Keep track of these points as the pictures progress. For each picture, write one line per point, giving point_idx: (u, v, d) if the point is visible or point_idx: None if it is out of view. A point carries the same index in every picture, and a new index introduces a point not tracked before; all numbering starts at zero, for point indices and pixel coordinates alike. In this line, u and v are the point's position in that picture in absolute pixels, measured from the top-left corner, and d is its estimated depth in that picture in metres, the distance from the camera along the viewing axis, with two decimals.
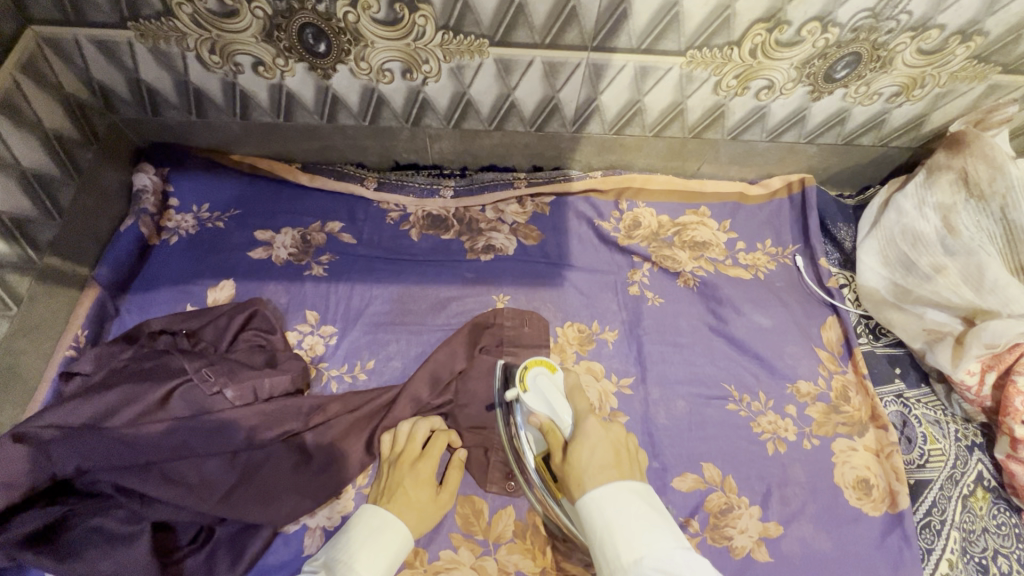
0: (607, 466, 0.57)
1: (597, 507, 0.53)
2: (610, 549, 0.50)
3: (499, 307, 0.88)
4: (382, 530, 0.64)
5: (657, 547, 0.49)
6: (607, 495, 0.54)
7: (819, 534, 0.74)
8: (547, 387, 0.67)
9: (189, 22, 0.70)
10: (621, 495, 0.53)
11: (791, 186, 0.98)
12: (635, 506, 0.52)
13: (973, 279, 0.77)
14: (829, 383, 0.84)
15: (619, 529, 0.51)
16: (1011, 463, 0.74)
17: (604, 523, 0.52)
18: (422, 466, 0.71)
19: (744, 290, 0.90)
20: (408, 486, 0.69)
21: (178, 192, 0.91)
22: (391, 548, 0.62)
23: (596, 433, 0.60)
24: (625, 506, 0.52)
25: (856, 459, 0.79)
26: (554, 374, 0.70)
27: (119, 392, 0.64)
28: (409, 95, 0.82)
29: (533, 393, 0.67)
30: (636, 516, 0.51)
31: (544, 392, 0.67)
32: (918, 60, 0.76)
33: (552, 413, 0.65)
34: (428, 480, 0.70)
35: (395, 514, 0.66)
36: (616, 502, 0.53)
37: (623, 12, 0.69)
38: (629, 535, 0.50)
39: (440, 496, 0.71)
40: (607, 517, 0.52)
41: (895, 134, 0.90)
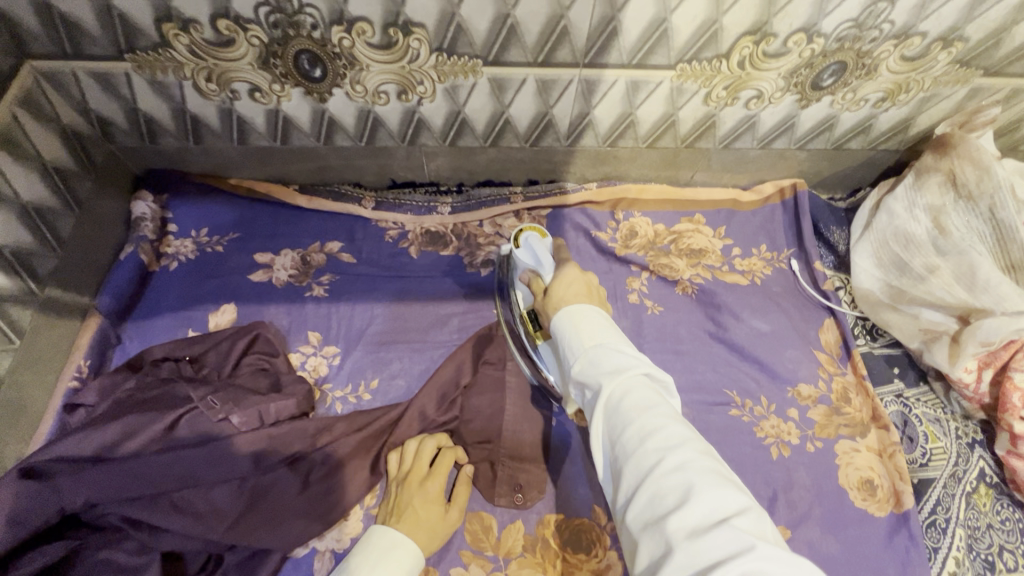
0: (578, 295, 0.62)
1: (567, 319, 0.57)
2: (576, 341, 0.54)
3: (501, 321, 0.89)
4: (398, 548, 0.64)
5: (614, 339, 0.53)
6: (576, 308, 0.58)
7: (826, 537, 0.75)
8: (535, 245, 0.76)
9: (185, 53, 0.70)
10: (587, 310, 0.57)
11: (783, 191, 1.00)
12: (598, 316, 0.57)
13: (965, 278, 0.78)
14: (829, 385, 0.85)
15: (582, 326, 0.55)
16: (1012, 459, 0.75)
17: (572, 324, 0.56)
18: (431, 483, 0.71)
19: (742, 296, 0.91)
20: (418, 505, 0.69)
21: (177, 217, 0.91)
22: (406, 564, 0.63)
23: (571, 274, 0.66)
24: (590, 316, 0.56)
25: (859, 460, 0.80)
26: (544, 239, 0.79)
27: (124, 423, 0.64)
28: (405, 115, 0.83)
29: (524, 248, 0.77)
30: (598, 320, 0.55)
31: (533, 248, 0.76)
32: (902, 66, 0.78)
33: (537, 266, 0.74)
34: (438, 496, 0.70)
35: (407, 534, 0.66)
36: (583, 314, 0.57)
37: (613, 29, 0.70)
38: (591, 330, 0.54)
39: (450, 512, 0.71)
40: (572, 322, 0.57)
41: (883, 137, 0.92)
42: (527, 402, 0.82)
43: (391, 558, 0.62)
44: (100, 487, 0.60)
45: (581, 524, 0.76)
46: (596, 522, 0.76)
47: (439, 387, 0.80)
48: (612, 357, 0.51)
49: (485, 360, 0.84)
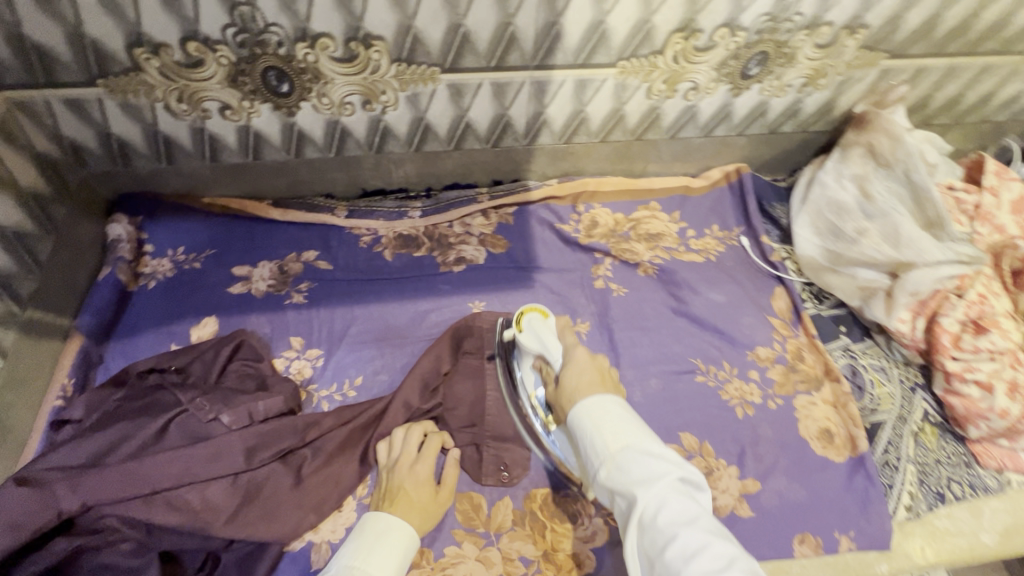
0: (592, 382, 0.64)
1: (586, 413, 0.60)
2: (599, 443, 0.57)
3: (477, 312, 0.94)
4: (394, 532, 0.66)
5: (638, 439, 0.56)
6: (592, 402, 0.60)
7: (793, 485, 0.81)
8: (539, 328, 0.75)
9: (157, 75, 0.74)
10: (606, 402, 0.60)
11: (729, 176, 1.08)
12: (618, 410, 0.59)
13: (891, 237, 0.85)
14: (784, 347, 0.91)
15: (604, 427, 0.58)
16: (950, 396, 0.83)
17: (592, 422, 0.58)
18: (421, 466, 0.75)
19: (698, 272, 0.97)
20: (410, 488, 0.72)
21: (153, 238, 0.93)
22: (401, 547, 0.65)
23: (582, 357, 0.67)
24: (610, 411, 0.59)
25: (816, 412, 0.86)
26: (546, 318, 0.78)
27: (117, 430, 0.66)
28: (371, 125, 0.88)
29: (528, 332, 0.76)
30: (619, 417, 0.58)
31: (537, 332, 0.75)
32: (816, 53, 0.87)
33: (544, 350, 0.73)
34: (427, 478, 0.74)
35: (402, 516, 0.68)
36: (602, 408, 0.59)
37: (556, 32, 0.77)
38: (617, 432, 0.57)
39: (440, 493, 0.75)
40: (591, 418, 0.59)
41: (811, 119, 1.01)
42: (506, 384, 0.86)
43: (386, 545, 0.64)
44: (94, 491, 0.62)
45: (566, 495, 0.80)
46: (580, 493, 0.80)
47: (421, 379, 0.83)
48: (645, 466, 0.54)
49: (463, 351, 0.88)
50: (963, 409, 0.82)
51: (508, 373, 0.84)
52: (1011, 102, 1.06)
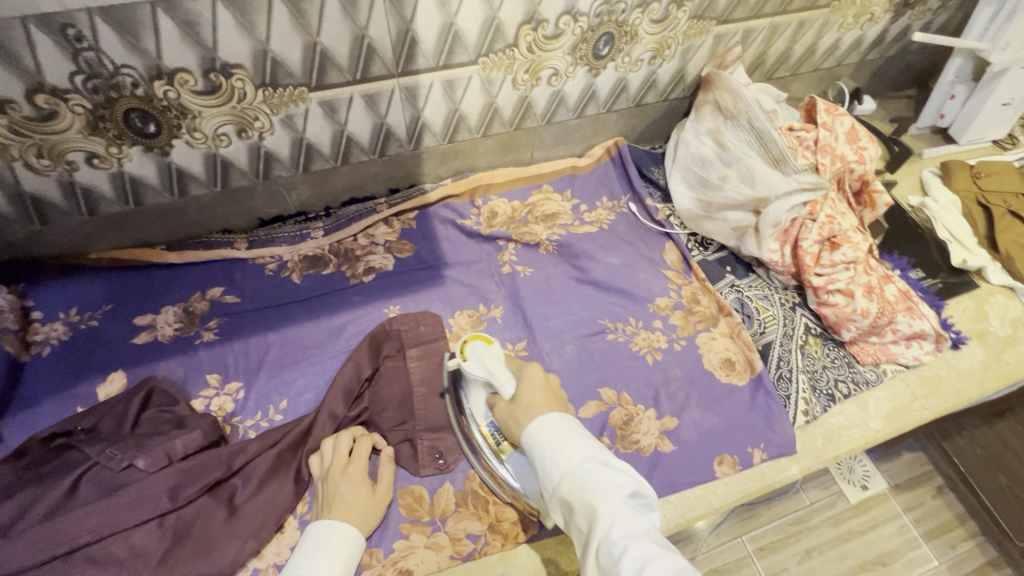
0: (547, 401, 0.67)
1: (544, 429, 0.62)
2: (557, 460, 0.59)
3: (392, 316, 0.96)
4: (337, 533, 0.68)
5: (595, 455, 0.59)
6: (550, 420, 0.63)
7: (706, 413, 0.88)
8: (485, 356, 0.75)
9: (9, 134, 0.73)
10: (563, 419, 0.63)
11: (609, 150, 1.17)
12: (575, 428, 0.62)
13: (748, 179, 0.95)
14: (680, 293, 1.00)
15: (562, 443, 0.60)
16: (822, 307, 0.94)
17: (551, 439, 0.61)
18: (353, 468, 0.76)
19: (594, 241, 1.05)
20: (345, 491, 0.73)
21: (41, 303, 0.90)
22: (347, 547, 0.67)
23: (535, 377, 0.70)
24: (567, 430, 0.62)
25: (717, 344, 0.95)
26: (491, 345, 0.77)
27: (20, 498, 0.63)
28: (252, 152, 0.89)
29: (473, 360, 0.76)
30: (577, 435, 0.61)
31: (483, 359, 0.75)
32: (655, 28, 0.97)
33: (492, 377, 0.72)
34: (361, 478, 0.75)
35: (344, 518, 0.70)
36: (560, 426, 0.62)
37: (411, 39, 0.81)
38: (573, 449, 0.60)
39: (377, 491, 0.77)
40: (550, 435, 0.61)
41: (669, 88, 1.11)
42: (431, 375, 0.89)
43: (332, 549, 0.66)
44: (1, 562, 0.59)
45: None
46: None
47: (343, 389, 0.84)
48: (600, 481, 0.56)
49: (383, 354, 0.91)
50: (834, 316, 0.93)
51: (458, 406, 0.84)
52: (833, 49, 1.20)
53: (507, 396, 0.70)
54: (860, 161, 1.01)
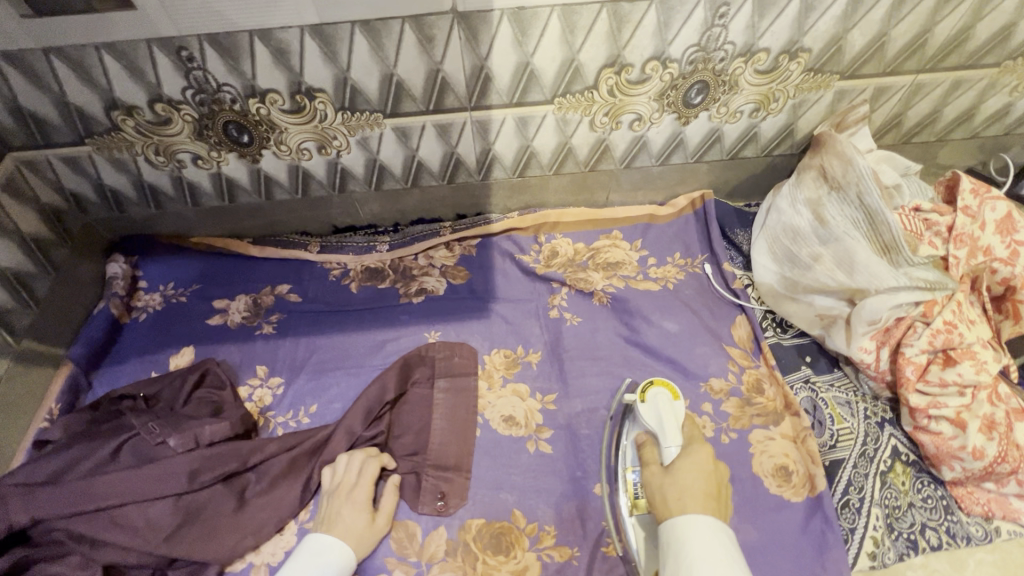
0: (708, 495, 0.61)
1: (697, 534, 0.57)
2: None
3: (430, 342, 0.96)
4: (332, 550, 0.70)
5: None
6: (701, 522, 0.58)
7: (743, 525, 0.76)
8: (664, 408, 0.74)
9: (134, 133, 0.84)
10: (716, 534, 0.56)
11: (694, 202, 1.07)
12: (729, 550, 0.55)
13: (845, 263, 0.81)
14: (740, 378, 0.88)
15: (711, 559, 0.54)
16: (919, 434, 0.77)
17: (700, 547, 0.55)
18: (359, 491, 0.77)
19: (654, 300, 0.96)
20: (346, 514, 0.74)
21: (147, 274, 1.03)
22: (337, 565, 0.69)
23: (702, 461, 0.66)
24: (720, 552, 0.55)
25: (774, 447, 0.81)
26: (676, 401, 0.76)
27: (74, 452, 0.73)
28: (330, 167, 0.95)
29: (651, 406, 0.76)
30: (728, 557, 0.54)
31: (658, 409, 0.75)
32: (759, 79, 0.86)
33: (660, 432, 0.73)
34: (365, 503, 0.76)
35: (340, 537, 0.72)
36: (713, 544, 0.55)
37: (486, 75, 0.81)
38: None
39: (376, 521, 0.76)
40: (700, 545, 0.55)
41: (772, 143, 0.99)
42: (453, 412, 0.88)
43: (322, 565, 0.68)
44: (45, 505, 0.68)
45: (500, 527, 0.79)
46: (515, 525, 0.79)
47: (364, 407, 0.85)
48: None
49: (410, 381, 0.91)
50: (934, 449, 0.75)
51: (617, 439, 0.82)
52: (1000, 115, 0.99)
53: (664, 458, 0.70)
54: (1009, 261, 0.82)
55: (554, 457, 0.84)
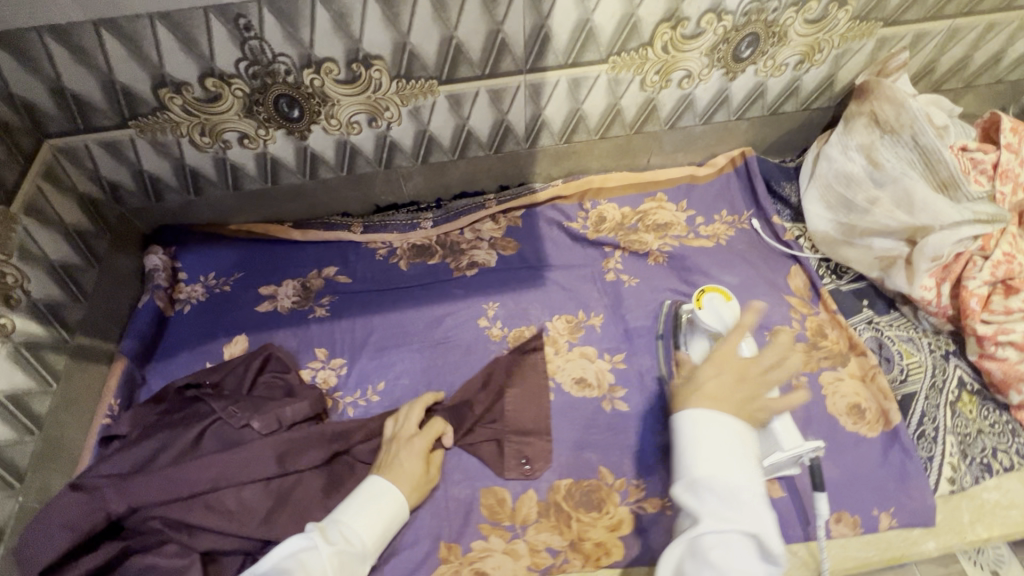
0: (773, 374, 0.67)
1: (697, 423, 0.62)
2: (691, 466, 0.59)
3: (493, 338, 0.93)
4: (388, 496, 0.69)
5: (730, 471, 0.57)
6: (706, 417, 0.62)
7: (825, 462, 0.78)
8: (722, 309, 0.77)
9: (181, 112, 0.81)
10: (716, 424, 0.61)
11: (734, 160, 1.07)
12: (727, 438, 0.60)
13: (904, 203, 0.84)
14: (803, 324, 0.89)
15: (702, 446, 0.60)
16: (985, 361, 0.79)
17: (698, 440, 0.60)
18: (418, 440, 0.76)
19: (711, 257, 0.97)
20: (404, 459, 0.74)
21: (187, 265, 0.99)
22: (392, 512, 0.69)
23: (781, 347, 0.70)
24: (715, 439, 0.60)
25: (845, 387, 0.83)
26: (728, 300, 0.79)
27: (158, 440, 0.70)
28: (378, 141, 0.93)
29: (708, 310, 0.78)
30: (725, 447, 0.59)
31: (716, 311, 0.77)
32: (808, 29, 0.88)
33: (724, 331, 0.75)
34: (424, 449, 0.75)
35: (395, 482, 0.71)
36: (709, 433, 0.60)
37: (545, 34, 0.80)
38: (713, 461, 0.58)
39: (430, 469, 0.76)
40: (698, 436, 0.61)
41: (812, 96, 1.01)
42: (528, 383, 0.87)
43: (377, 511, 0.68)
44: (139, 495, 0.65)
45: (589, 485, 0.79)
46: (604, 482, 0.79)
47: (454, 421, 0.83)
48: (721, 505, 0.56)
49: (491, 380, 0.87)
50: (1001, 374, 0.78)
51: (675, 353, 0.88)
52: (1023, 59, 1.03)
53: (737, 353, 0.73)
54: None
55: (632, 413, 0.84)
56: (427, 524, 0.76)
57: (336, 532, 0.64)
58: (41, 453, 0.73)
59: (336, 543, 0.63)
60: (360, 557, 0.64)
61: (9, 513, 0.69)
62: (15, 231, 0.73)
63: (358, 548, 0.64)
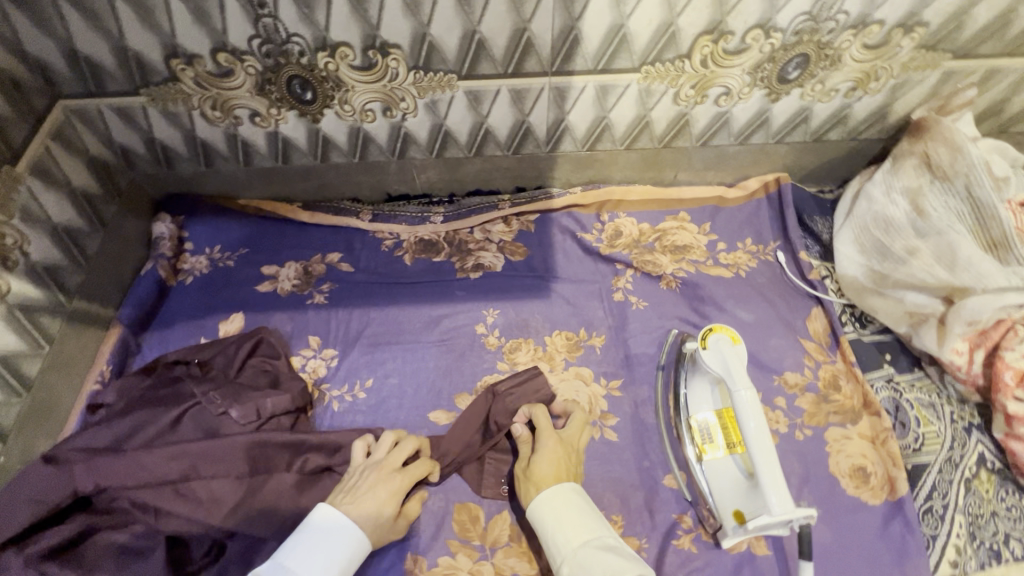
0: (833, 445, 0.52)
1: (551, 500, 0.68)
2: (562, 541, 0.65)
3: (488, 348, 0.90)
4: (342, 533, 0.65)
5: (601, 539, 0.64)
6: (559, 494, 0.68)
7: (817, 524, 0.73)
8: (728, 354, 0.70)
9: (192, 84, 0.79)
10: (565, 492, 0.69)
11: (767, 186, 1.00)
12: (581, 503, 0.68)
13: (946, 258, 0.77)
14: (817, 373, 0.84)
15: (569, 522, 0.66)
16: (1011, 442, 0.73)
17: (555, 521, 0.66)
18: (399, 478, 0.72)
19: (727, 288, 0.92)
20: (377, 493, 0.69)
21: (193, 236, 0.98)
22: (345, 554, 0.64)
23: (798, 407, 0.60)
24: (570, 505, 0.67)
25: (851, 447, 0.78)
26: (737, 344, 0.72)
27: (136, 417, 0.71)
28: (392, 131, 0.89)
29: (714, 353, 0.72)
30: (581, 510, 0.67)
31: (723, 356, 0.71)
32: (865, 55, 0.80)
33: (728, 378, 0.69)
34: (400, 490, 0.71)
35: (358, 521, 0.67)
36: (563, 503, 0.67)
37: (575, 37, 0.75)
38: (577, 527, 0.65)
39: (398, 518, 0.71)
40: (557, 514, 0.67)
41: (861, 126, 0.93)
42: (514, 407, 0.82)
43: (326, 548, 0.63)
44: (109, 474, 0.66)
45: None
46: None
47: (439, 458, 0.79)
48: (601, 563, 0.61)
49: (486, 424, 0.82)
50: None
51: (676, 388, 0.83)
52: None
53: (735, 404, 0.67)
54: None
55: (620, 445, 0.80)
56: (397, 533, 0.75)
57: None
58: (26, 414, 0.74)
59: None
60: None
61: None
62: (18, 191, 0.73)
63: None
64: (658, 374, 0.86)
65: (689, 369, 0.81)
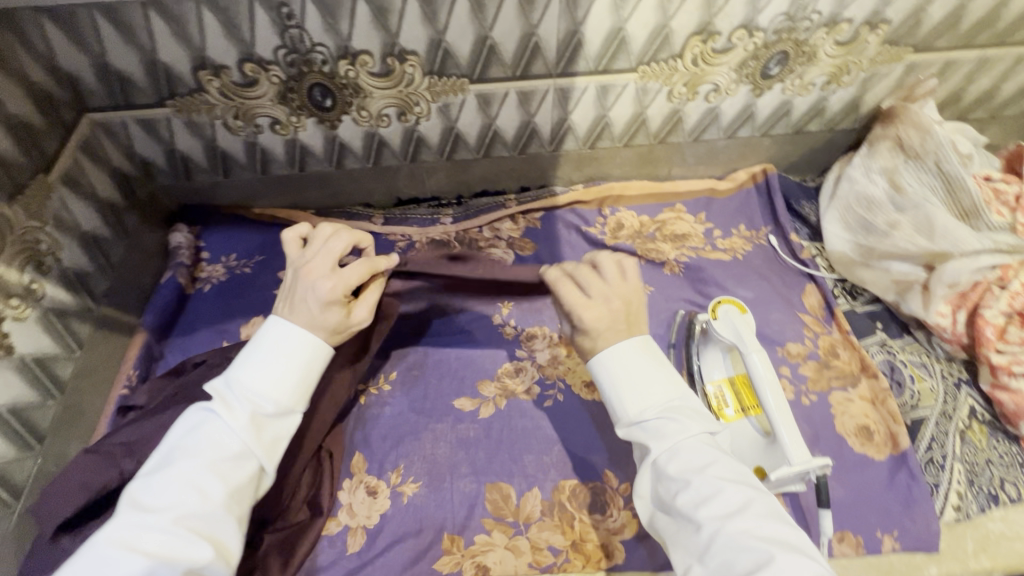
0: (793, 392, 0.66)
1: (606, 359, 0.61)
2: (619, 405, 0.59)
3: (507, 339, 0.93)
4: (294, 340, 0.58)
5: (664, 398, 0.58)
6: (615, 355, 0.60)
7: (831, 481, 0.77)
8: (738, 322, 0.77)
9: (217, 95, 0.83)
10: (624, 350, 0.60)
11: (755, 177, 1.07)
12: (643, 361, 0.60)
13: (925, 228, 0.85)
14: (816, 343, 0.90)
15: (628, 385, 0.59)
16: (998, 392, 0.79)
17: (611, 382, 0.60)
18: (346, 276, 0.63)
19: (726, 269, 0.98)
20: (314, 298, 0.60)
21: (208, 245, 1.00)
22: (304, 360, 0.58)
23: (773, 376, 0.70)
24: (629, 366, 0.60)
25: (854, 408, 0.83)
26: (744, 313, 0.79)
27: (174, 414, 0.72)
28: (406, 135, 0.94)
29: (724, 322, 0.78)
30: (642, 369, 0.60)
31: (733, 323, 0.77)
32: (837, 51, 0.89)
33: (739, 343, 0.75)
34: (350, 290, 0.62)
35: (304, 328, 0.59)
36: (621, 365, 0.60)
37: (578, 41, 0.82)
38: (636, 389, 0.59)
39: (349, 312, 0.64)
40: (615, 376, 0.60)
41: (837, 118, 1.02)
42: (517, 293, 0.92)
43: (281, 359, 0.57)
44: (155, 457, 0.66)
45: (594, 487, 0.79)
46: (608, 485, 0.79)
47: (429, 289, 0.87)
48: (663, 425, 0.57)
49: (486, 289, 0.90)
50: (1013, 405, 0.78)
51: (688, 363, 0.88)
52: None
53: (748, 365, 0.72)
54: None
55: None
56: (432, 515, 0.77)
57: (241, 394, 0.56)
58: (60, 417, 0.76)
59: (238, 410, 0.55)
60: (278, 409, 0.56)
61: (27, 472, 0.72)
62: (52, 199, 0.75)
63: (272, 403, 0.56)
64: (672, 350, 0.90)
65: (700, 343, 0.87)
